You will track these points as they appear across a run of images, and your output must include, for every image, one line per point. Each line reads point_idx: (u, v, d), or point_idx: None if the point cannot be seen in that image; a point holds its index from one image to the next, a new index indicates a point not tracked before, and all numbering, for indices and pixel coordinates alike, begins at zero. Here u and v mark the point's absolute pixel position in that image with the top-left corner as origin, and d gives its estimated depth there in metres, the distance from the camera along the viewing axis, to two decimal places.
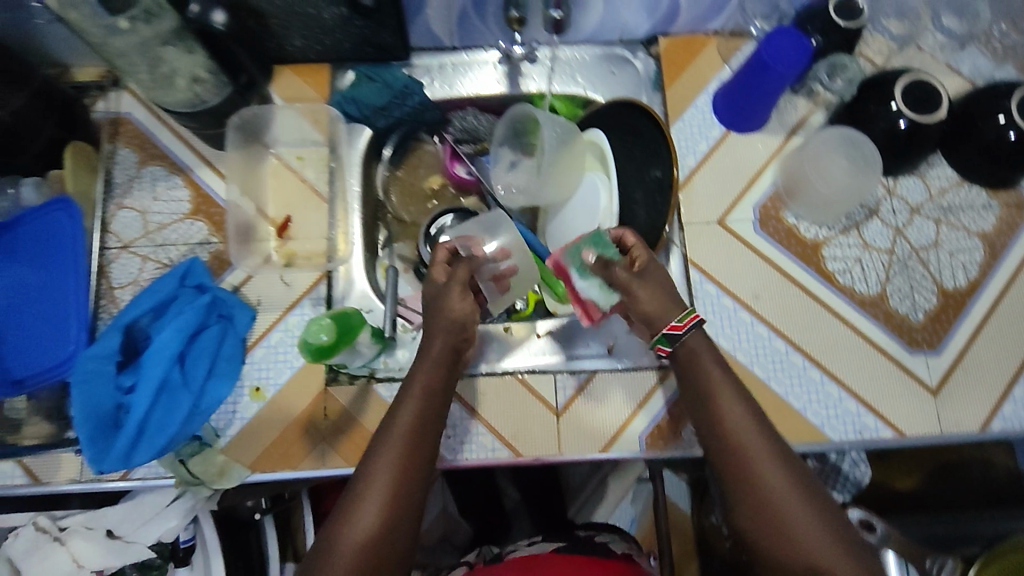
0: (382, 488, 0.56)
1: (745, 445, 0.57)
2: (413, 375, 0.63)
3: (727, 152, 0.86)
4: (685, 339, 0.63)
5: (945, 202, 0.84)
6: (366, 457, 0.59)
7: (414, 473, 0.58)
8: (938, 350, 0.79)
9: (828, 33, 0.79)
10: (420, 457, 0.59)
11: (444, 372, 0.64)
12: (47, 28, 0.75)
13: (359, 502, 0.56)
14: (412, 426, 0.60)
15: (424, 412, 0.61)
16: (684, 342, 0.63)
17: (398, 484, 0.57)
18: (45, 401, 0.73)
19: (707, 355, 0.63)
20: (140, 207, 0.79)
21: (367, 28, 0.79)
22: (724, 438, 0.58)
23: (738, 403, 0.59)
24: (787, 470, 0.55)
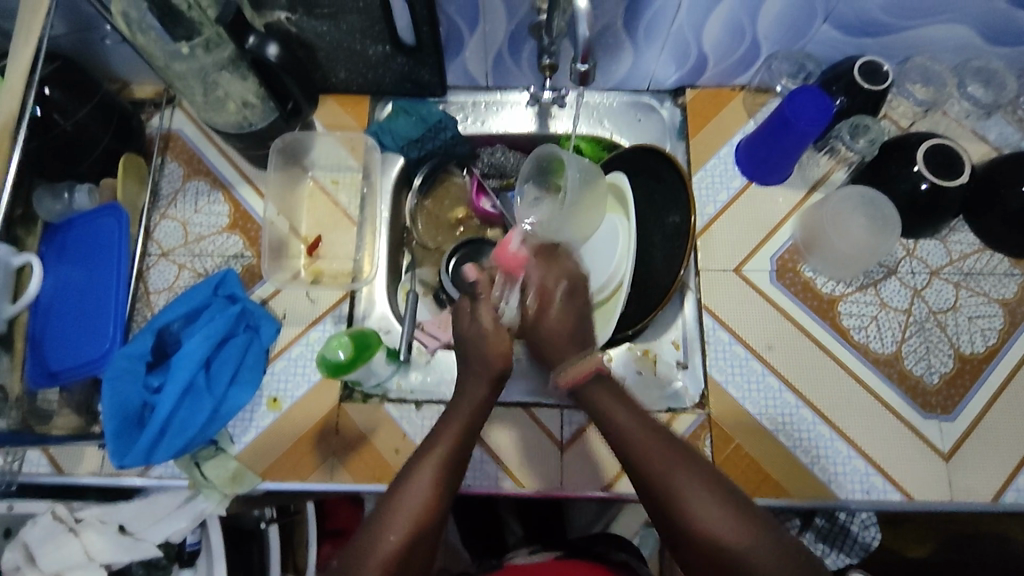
0: (419, 499, 0.57)
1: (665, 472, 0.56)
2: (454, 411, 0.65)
3: (747, 203, 0.87)
4: (586, 391, 0.64)
5: (965, 266, 0.84)
6: (401, 472, 0.60)
7: (449, 491, 0.59)
8: (952, 415, 0.78)
9: (852, 94, 0.81)
10: (454, 477, 0.60)
11: (485, 401, 0.66)
12: (113, 48, 0.82)
13: (395, 513, 0.56)
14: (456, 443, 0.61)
15: (462, 440, 0.62)
16: (581, 394, 0.65)
17: (433, 500, 0.58)
18: (76, 394, 0.77)
19: (620, 403, 0.62)
20: (182, 218, 0.85)
21: (408, 65, 0.84)
22: (666, 492, 0.55)
23: (683, 466, 0.56)
24: (715, 493, 0.54)
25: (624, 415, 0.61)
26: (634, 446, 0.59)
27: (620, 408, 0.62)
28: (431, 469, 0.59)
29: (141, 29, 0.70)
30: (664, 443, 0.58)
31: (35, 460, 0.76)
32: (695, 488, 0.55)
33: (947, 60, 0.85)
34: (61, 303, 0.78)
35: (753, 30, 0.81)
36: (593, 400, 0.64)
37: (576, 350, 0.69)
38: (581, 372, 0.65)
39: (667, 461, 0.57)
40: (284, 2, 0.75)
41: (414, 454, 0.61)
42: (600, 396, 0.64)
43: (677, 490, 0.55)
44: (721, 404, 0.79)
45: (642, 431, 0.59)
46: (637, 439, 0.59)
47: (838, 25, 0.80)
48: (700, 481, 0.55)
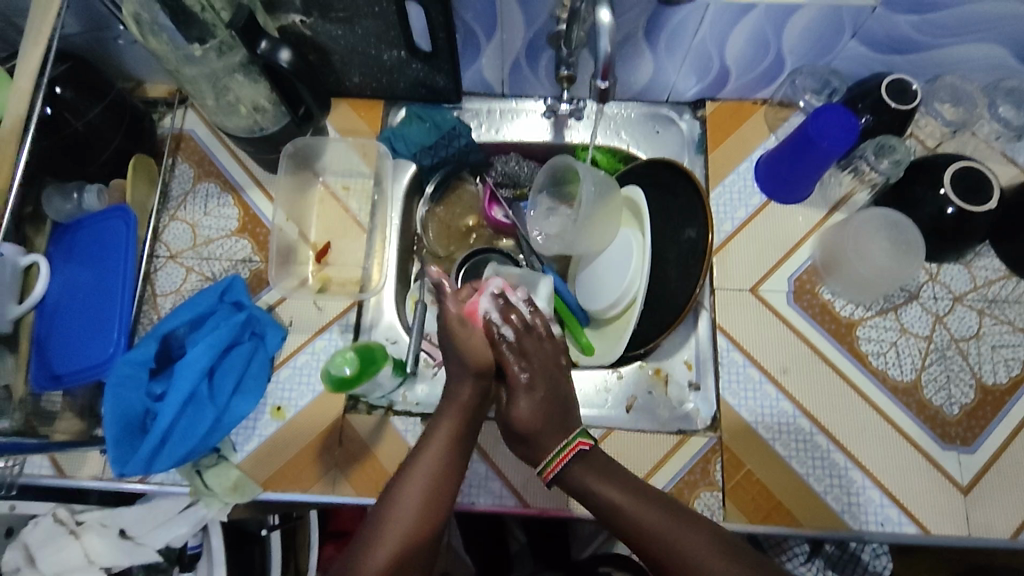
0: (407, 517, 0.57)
1: (671, 536, 0.56)
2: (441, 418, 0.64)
3: (765, 221, 0.85)
4: (570, 470, 0.62)
5: (990, 293, 0.82)
6: (385, 492, 0.60)
7: (440, 500, 0.59)
8: (971, 448, 0.76)
9: (878, 113, 0.79)
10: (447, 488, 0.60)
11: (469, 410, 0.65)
12: (127, 48, 0.81)
13: (383, 536, 0.56)
14: (441, 453, 0.62)
15: (448, 456, 0.62)
16: (563, 479, 0.63)
17: (421, 520, 0.58)
18: (79, 398, 0.76)
19: (605, 479, 0.61)
20: (190, 221, 0.84)
21: (423, 71, 0.83)
22: (673, 560, 0.55)
23: (682, 528, 0.56)
24: (719, 550, 0.55)
25: (614, 490, 0.60)
26: (633, 520, 0.58)
27: (608, 485, 0.60)
28: (418, 490, 0.59)
29: (152, 32, 0.68)
30: (661, 511, 0.58)
31: (37, 464, 0.75)
32: (701, 545, 0.55)
33: (977, 80, 0.83)
34: (68, 304, 0.78)
35: (778, 44, 0.79)
36: (577, 479, 0.62)
37: (559, 432, 0.64)
38: (565, 455, 0.62)
39: (671, 529, 0.56)
40: (299, 6, 0.74)
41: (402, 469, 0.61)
42: (582, 474, 0.62)
43: (686, 553, 0.55)
44: (732, 429, 0.77)
45: (639, 504, 0.59)
46: (632, 513, 0.58)
47: (866, 42, 0.77)
48: (704, 535, 0.56)
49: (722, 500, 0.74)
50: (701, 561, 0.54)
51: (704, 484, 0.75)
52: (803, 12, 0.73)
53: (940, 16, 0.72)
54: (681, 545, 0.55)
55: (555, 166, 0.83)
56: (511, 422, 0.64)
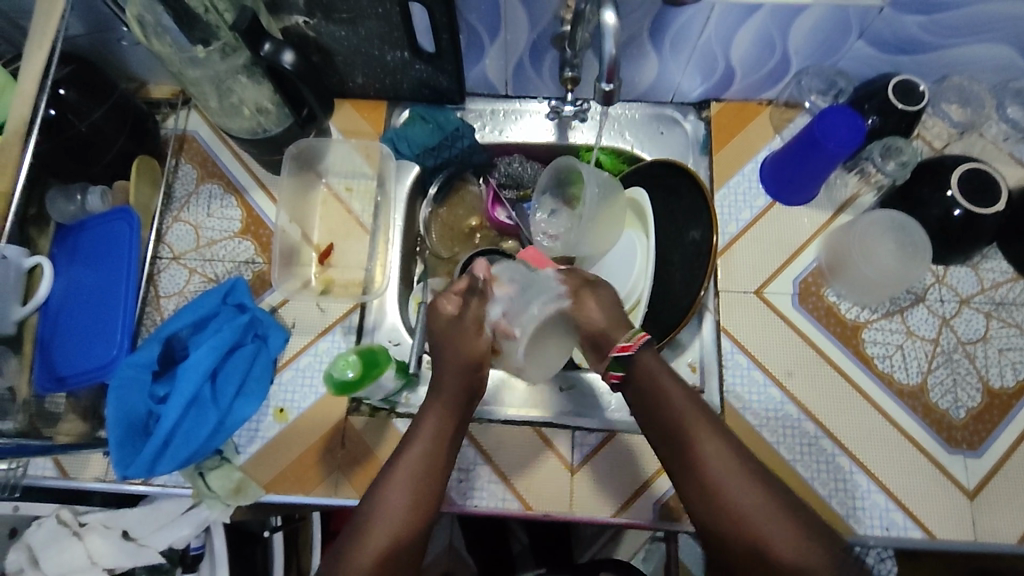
0: (391, 517, 0.58)
1: (696, 431, 0.60)
2: (425, 415, 0.65)
3: (771, 222, 0.85)
4: (638, 359, 0.64)
5: (998, 296, 0.81)
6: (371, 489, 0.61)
7: (427, 498, 0.60)
8: (978, 452, 0.76)
9: (885, 115, 0.78)
10: (432, 484, 0.61)
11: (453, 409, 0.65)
12: (130, 49, 0.81)
13: (368, 531, 0.58)
14: (425, 453, 0.62)
15: (436, 449, 0.62)
16: (631, 369, 0.64)
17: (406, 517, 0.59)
18: (83, 400, 0.76)
19: (666, 372, 0.64)
20: (194, 222, 0.84)
21: (427, 72, 0.83)
22: (688, 453, 0.60)
23: (712, 432, 0.60)
24: (735, 457, 0.59)
25: (669, 381, 0.63)
26: (671, 410, 0.62)
27: (666, 376, 0.63)
28: (403, 486, 0.60)
29: (156, 34, 0.69)
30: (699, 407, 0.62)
31: (41, 467, 0.75)
32: (715, 442, 0.60)
33: (985, 81, 0.82)
34: (71, 306, 0.78)
35: (784, 45, 0.78)
36: (639, 364, 0.64)
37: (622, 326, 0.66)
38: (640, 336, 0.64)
39: (698, 424, 0.61)
40: (302, 7, 0.74)
41: (387, 465, 0.62)
42: (648, 362, 0.64)
43: (702, 445, 0.60)
44: (737, 432, 0.77)
45: (682, 397, 0.62)
46: (673, 404, 0.62)
47: (873, 42, 0.77)
48: (719, 436, 0.60)
49: None
50: (711, 457, 0.59)
51: None
52: (810, 12, 0.72)
53: (948, 16, 0.71)
54: (699, 438, 0.60)
55: (556, 168, 0.83)
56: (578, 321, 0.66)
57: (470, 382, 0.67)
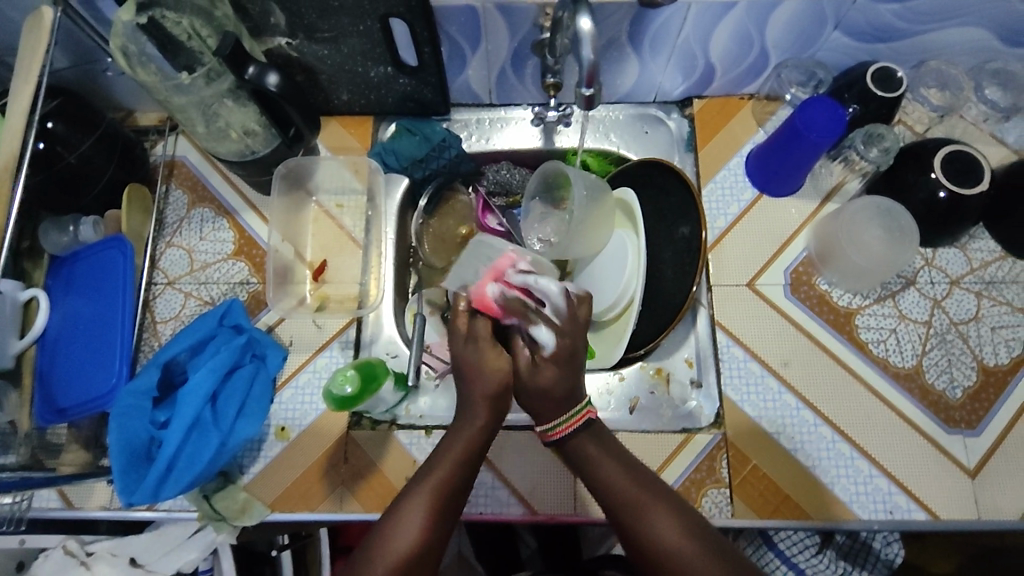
0: (410, 532, 0.55)
1: (638, 507, 0.56)
2: (452, 439, 0.62)
3: (759, 215, 0.86)
4: (575, 444, 0.62)
5: (987, 275, 0.82)
6: (391, 506, 0.57)
7: (441, 523, 0.57)
8: (977, 430, 0.76)
9: (865, 102, 0.80)
10: (446, 507, 0.58)
11: (484, 436, 0.63)
12: (115, 79, 0.82)
13: (382, 552, 0.54)
14: (454, 469, 0.59)
15: (457, 471, 0.59)
16: (566, 443, 0.63)
17: (426, 535, 0.55)
18: (84, 429, 0.76)
19: (607, 456, 0.61)
20: (187, 246, 0.85)
21: (410, 86, 0.84)
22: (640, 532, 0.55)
23: (664, 507, 0.56)
24: (685, 528, 0.54)
25: (610, 466, 0.60)
26: (614, 492, 0.58)
27: (606, 457, 0.60)
28: (424, 502, 0.57)
29: (141, 63, 0.71)
30: (638, 480, 0.58)
31: (45, 498, 0.75)
32: (661, 516, 0.55)
33: (962, 64, 0.83)
34: (69, 335, 0.78)
35: (761, 40, 0.79)
36: (580, 450, 0.62)
37: (563, 406, 0.63)
38: (573, 421, 0.62)
39: (641, 497, 0.57)
40: (284, 28, 0.74)
41: (408, 484, 0.59)
42: (587, 447, 0.62)
43: (646, 521, 0.55)
44: (737, 424, 0.77)
45: (623, 475, 0.59)
46: (614, 480, 0.59)
47: (849, 32, 0.78)
48: (670, 511, 0.55)
49: (730, 496, 0.74)
50: (657, 535, 0.54)
51: (711, 481, 0.75)
52: (783, 6, 0.73)
53: (921, 3, 0.73)
54: (643, 513, 0.55)
55: (547, 166, 0.82)
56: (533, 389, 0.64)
57: (499, 409, 0.64)
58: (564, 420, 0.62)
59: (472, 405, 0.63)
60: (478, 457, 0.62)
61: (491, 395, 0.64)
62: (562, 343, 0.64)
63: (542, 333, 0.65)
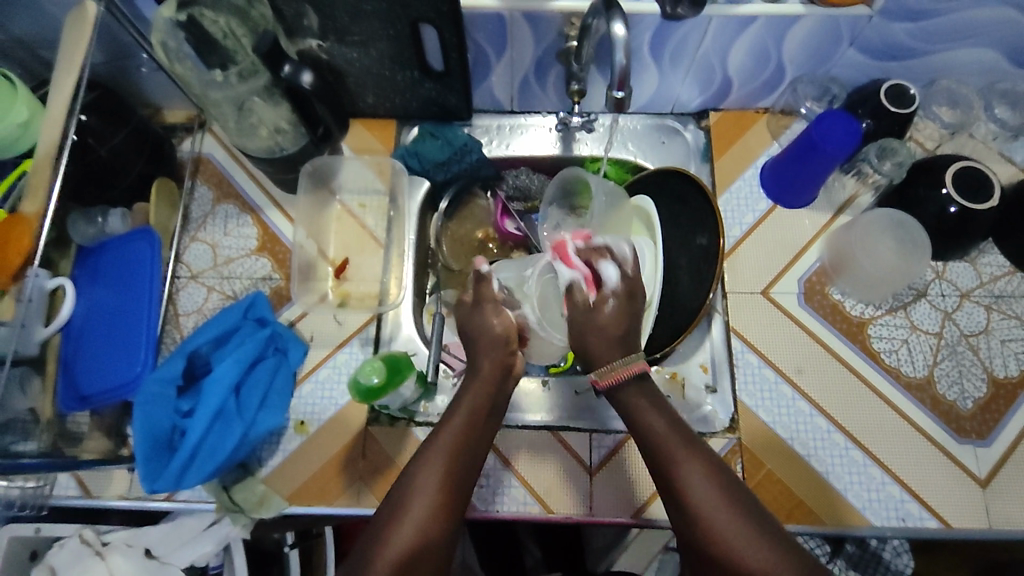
0: (428, 494, 0.56)
1: (669, 455, 0.57)
2: (465, 391, 0.64)
3: (773, 225, 0.87)
4: (621, 391, 0.62)
5: (996, 289, 0.84)
6: (407, 466, 0.59)
7: (460, 482, 0.58)
8: (987, 441, 0.77)
9: (878, 118, 0.81)
10: (463, 466, 0.59)
11: (493, 391, 0.64)
12: (149, 76, 0.84)
13: (404, 511, 0.55)
14: (465, 433, 0.60)
15: (472, 422, 0.61)
16: (614, 394, 0.62)
17: (441, 498, 0.56)
18: (107, 417, 0.77)
19: (651, 405, 0.60)
20: (211, 241, 0.86)
21: (435, 90, 0.85)
22: (671, 477, 0.56)
23: (694, 457, 0.56)
24: (711, 476, 0.55)
25: (656, 417, 0.59)
26: (647, 437, 0.59)
27: (642, 400, 0.61)
28: (438, 467, 0.57)
29: (177, 57, 0.74)
30: (671, 424, 0.59)
31: (64, 484, 0.76)
32: (700, 478, 0.55)
33: (973, 83, 0.86)
34: (93, 326, 0.79)
35: (778, 55, 0.81)
36: (619, 397, 0.62)
37: (620, 347, 0.62)
38: (620, 371, 0.61)
39: (685, 457, 0.56)
40: (316, 31, 0.77)
41: (421, 449, 0.59)
42: (629, 394, 0.62)
43: (685, 484, 0.55)
44: (751, 430, 0.78)
45: (669, 433, 0.58)
46: (649, 429, 0.59)
47: (863, 49, 0.80)
48: (699, 459, 0.56)
49: None
50: (696, 499, 0.54)
51: None
52: (802, 22, 0.76)
53: (933, 23, 0.76)
54: (682, 475, 0.55)
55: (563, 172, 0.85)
56: (592, 327, 0.63)
57: (506, 362, 0.65)
58: (623, 363, 0.61)
59: (480, 359, 0.65)
60: (492, 409, 0.64)
61: (492, 346, 0.65)
62: (624, 282, 0.65)
63: (606, 268, 0.65)
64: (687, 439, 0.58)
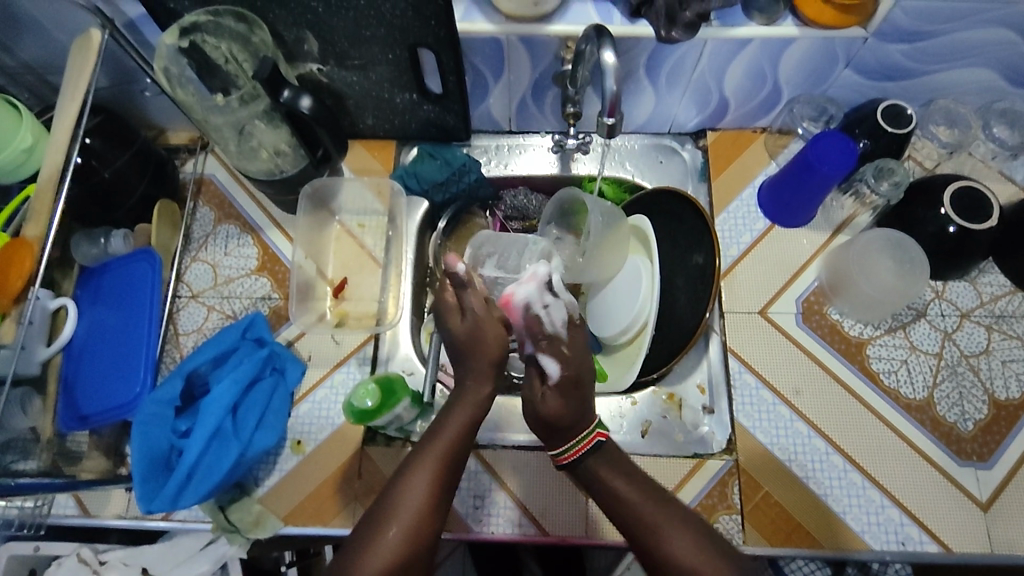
0: (412, 511, 0.56)
1: (654, 526, 0.56)
2: (453, 406, 0.63)
3: (771, 245, 0.87)
4: (588, 461, 0.61)
5: (997, 308, 0.83)
6: (393, 480, 0.58)
7: (445, 497, 0.58)
8: (988, 463, 0.76)
9: (876, 137, 0.82)
10: (450, 482, 0.59)
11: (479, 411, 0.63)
12: (152, 99, 0.85)
13: (387, 527, 0.55)
14: (453, 443, 0.60)
15: (462, 438, 0.61)
16: (577, 465, 0.62)
17: (425, 513, 0.56)
18: (105, 437, 0.78)
19: (620, 473, 0.60)
20: (212, 261, 0.87)
21: (434, 112, 0.86)
22: (659, 551, 0.55)
23: (682, 524, 0.56)
24: (699, 542, 0.55)
25: (626, 485, 0.59)
26: (626, 510, 0.58)
27: (616, 476, 0.60)
28: (425, 480, 0.57)
29: (181, 84, 0.75)
30: (652, 497, 0.58)
31: (63, 503, 0.76)
32: (680, 536, 0.55)
33: (971, 103, 0.86)
34: (95, 346, 0.80)
35: (774, 76, 0.82)
36: (589, 470, 0.61)
37: (572, 431, 0.62)
38: (578, 450, 0.61)
39: (665, 518, 0.57)
40: (317, 55, 0.78)
41: (408, 458, 0.60)
42: (596, 465, 0.61)
43: (666, 546, 0.55)
44: (749, 451, 0.77)
45: (642, 498, 0.58)
46: (628, 500, 0.59)
47: (860, 70, 0.80)
48: (687, 527, 0.56)
49: (742, 523, 0.74)
50: (678, 560, 0.54)
51: (723, 508, 0.75)
52: (796, 44, 0.76)
53: (929, 44, 0.76)
54: (665, 537, 0.55)
55: (562, 193, 0.84)
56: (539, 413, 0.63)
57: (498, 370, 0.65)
58: (576, 444, 0.61)
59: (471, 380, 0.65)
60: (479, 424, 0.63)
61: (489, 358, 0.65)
62: (563, 372, 0.63)
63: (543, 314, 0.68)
64: (670, 508, 0.57)
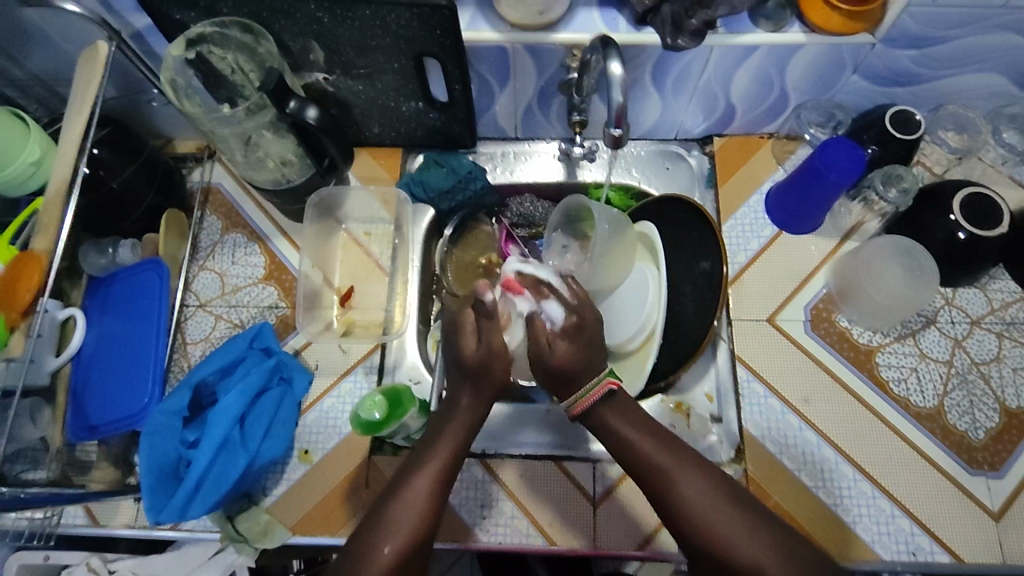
0: (406, 521, 0.55)
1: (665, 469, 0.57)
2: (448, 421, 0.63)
3: (779, 251, 0.87)
4: (597, 411, 0.62)
5: (1008, 315, 0.82)
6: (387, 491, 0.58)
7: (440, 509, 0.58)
8: (1000, 472, 0.76)
9: (884, 143, 0.81)
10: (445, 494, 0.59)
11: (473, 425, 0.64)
12: (159, 109, 0.86)
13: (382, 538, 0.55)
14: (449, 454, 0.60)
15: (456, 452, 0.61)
16: (590, 415, 0.63)
17: (420, 525, 0.56)
18: (114, 447, 0.78)
19: (628, 422, 0.61)
20: (219, 270, 0.87)
21: (439, 120, 0.86)
22: (671, 492, 0.56)
23: (692, 464, 0.57)
24: (710, 480, 0.56)
25: (636, 432, 0.60)
26: (638, 456, 0.59)
27: (626, 424, 0.61)
28: (420, 490, 0.57)
29: (187, 95, 0.75)
30: (661, 442, 0.59)
31: (72, 514, 0.76)
32: (691, 476, 0.56)
33: (980, 107, 0.85)
34: (104, 355, 0.80)
35: (781, 82, 0.81)
36: (602, 420, 0.62)
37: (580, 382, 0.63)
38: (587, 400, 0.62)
39: (675, 461, 0.57)
40: (322, 65, 0.78)
41: (406, 464, 0.60)
42: (607, 416, 0.62)
43: (677, 485, 0.56)
44: (757, 460, 0.77)
45: (652, 443, 0.59)
46: (640, 448, 0.59)
47: (868, 76, 0.80)
48: (697, 468, 0.57)
49: None
50: (691, 498, 0.55)
51: None
52: (804, 50, 0.75)
53: (938, 50, 0.75)
54: (675, 477, 0.56)
55: (568, 200, 0.85)
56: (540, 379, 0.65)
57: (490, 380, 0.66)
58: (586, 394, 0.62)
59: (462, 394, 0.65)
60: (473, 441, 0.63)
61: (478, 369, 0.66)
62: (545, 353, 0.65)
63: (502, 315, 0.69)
64: (680, 451, 0.58)
